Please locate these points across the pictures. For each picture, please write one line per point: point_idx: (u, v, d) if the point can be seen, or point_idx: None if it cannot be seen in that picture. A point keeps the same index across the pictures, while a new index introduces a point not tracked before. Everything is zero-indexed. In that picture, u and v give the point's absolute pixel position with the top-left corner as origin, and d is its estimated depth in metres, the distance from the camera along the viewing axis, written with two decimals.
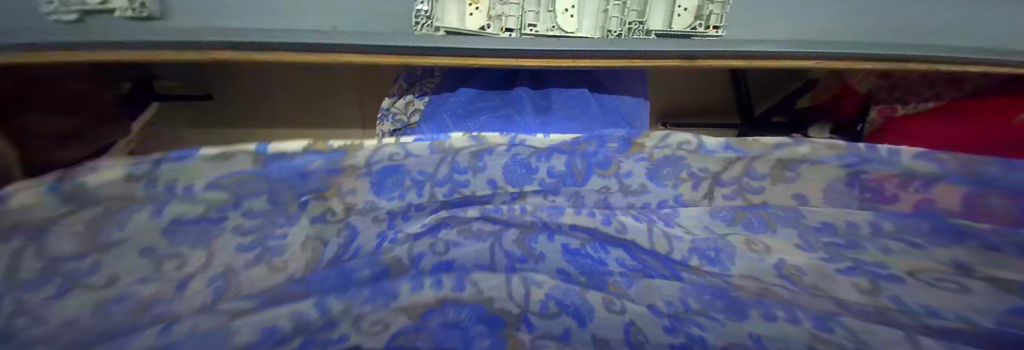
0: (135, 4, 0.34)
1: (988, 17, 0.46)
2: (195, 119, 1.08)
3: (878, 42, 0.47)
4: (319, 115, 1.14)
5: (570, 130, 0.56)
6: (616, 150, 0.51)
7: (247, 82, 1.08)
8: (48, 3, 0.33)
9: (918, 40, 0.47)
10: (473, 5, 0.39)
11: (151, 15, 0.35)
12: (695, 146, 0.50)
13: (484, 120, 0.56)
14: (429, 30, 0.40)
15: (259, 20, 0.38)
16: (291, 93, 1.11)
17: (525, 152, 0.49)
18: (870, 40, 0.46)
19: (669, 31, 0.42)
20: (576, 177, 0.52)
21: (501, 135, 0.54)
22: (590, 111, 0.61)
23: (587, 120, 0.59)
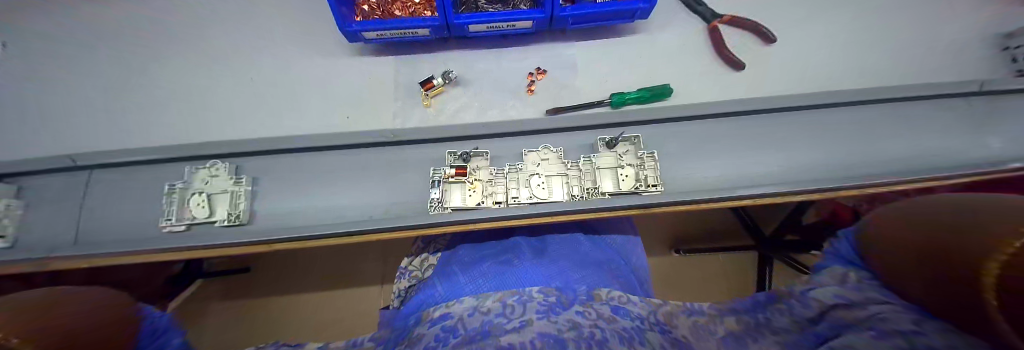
0: (232, 216, 0.52)
1: (880, 150, 0.59)
2: (225, 289, 1.08)
3: (813, 177, 0.56)
4: (336, 275, 1.10)
5: (565, 271, 0.62)
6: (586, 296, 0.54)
7: (273, 263, 1.11)
8: (169, 220, 0.53)
9: (842, 171, 0.57)
10: (471, 189, 0.55)
11: (240, 222, 0.53)
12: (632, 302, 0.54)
13: (487, 267, 0.63)
14: (438, 209, 0.53)
15: (319, 218, 0.53)
16: (311, 262, 1.11)
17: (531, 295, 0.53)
18: (798, 177, 0.56)
19: (620, 190, 0.55)
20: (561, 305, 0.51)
21: (501, 281, 0.60)
22: (583, 252, 0.68)
23: (585, 263, 0.65)
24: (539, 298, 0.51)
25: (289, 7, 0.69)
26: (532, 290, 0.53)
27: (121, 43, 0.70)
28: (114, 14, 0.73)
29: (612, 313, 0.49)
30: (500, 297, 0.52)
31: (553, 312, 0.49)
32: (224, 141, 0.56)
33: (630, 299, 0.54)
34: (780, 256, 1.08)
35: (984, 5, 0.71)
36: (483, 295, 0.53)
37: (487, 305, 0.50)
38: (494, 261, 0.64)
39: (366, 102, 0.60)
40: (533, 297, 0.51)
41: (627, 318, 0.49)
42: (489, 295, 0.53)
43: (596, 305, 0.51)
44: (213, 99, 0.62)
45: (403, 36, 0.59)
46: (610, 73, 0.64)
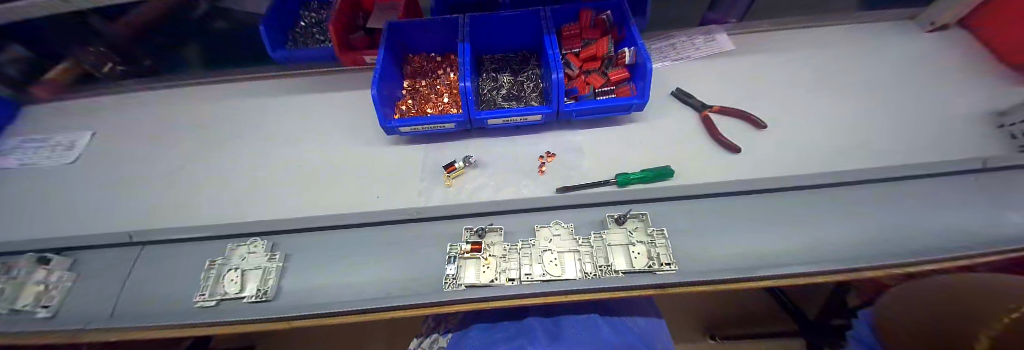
0: (261, 292, 0.54)
1: (900, 226, 0.58)
2: None
3: (838, 255, 0.54)
4: None
5: None
6: None
7: (277, 342, 1.07)
8: (204, 296, 0.56)
9: (866, 247, 0.55)
10: (485, 265, 0.56)
11: (266, 298, 0.54)
12: None
13: None
14: (450, 285, 0.53)
15: (335, 294, 0.54)
16: (316, 343, 1.06)
17: None
18: (820, 255, 0.54)
19: (635, 268, 0.54)
20: None
21: None
22: (601, 337, 0.65)
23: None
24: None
25: (339, 106, 0.84)
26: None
27: (200, 136, 0.84)
28: (199, 114, 0.89)
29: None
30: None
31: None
32: (267, 220, 0.63)
33: None
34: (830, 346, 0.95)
35: (968, 87, 0.75)
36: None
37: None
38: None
39: (394, 184, 0.67)
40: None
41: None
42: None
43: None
44: (264, 182, 0.71)
45: (431, 128, 0.69)
46: (612, 155, 0.71)
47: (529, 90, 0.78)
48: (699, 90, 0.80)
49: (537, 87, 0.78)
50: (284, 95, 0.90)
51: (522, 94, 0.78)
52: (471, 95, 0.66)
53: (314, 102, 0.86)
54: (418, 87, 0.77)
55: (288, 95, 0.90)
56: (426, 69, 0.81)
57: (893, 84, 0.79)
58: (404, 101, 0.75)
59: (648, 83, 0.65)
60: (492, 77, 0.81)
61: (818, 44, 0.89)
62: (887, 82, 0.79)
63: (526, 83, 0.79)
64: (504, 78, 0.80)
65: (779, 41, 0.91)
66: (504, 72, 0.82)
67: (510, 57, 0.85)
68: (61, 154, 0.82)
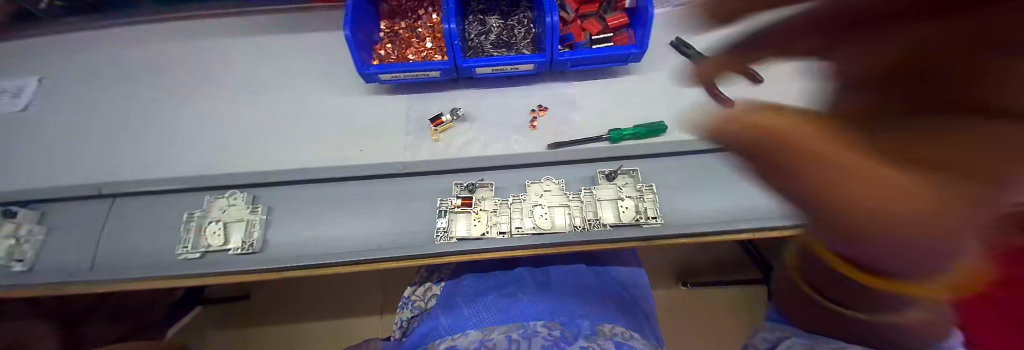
0: (247, 245, 0.54)
1: None
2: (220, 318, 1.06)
3: None
4: (336, 306, 1.07)
5: (568, 304, 0.63)
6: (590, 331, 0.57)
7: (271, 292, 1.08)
8: (186, 248, 0.55)
9: None
10: (476, 219, 0.57)
11: (252, 250, 0.54)
12: (620, 334, 0.58)
13: (490, 299, 0.66)
14: (442, 238, 0.54)
15: (327, 247, 0.55)
16: (310, 294, 1.08)
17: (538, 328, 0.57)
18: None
19: (620, 222, 0.56)
20: (565, 340, 0.54)
21: (504, 315, 0.62)
22: (587, 281, 0.70)
23: (587, 295, 0.66)
24: (544, 334, 0.56)
25: (311, 50, 0.76)
26: (536, 323, 0.58)
27: (156, 81, 0.76)
28: (151, 57, 0.80)
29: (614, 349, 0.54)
30: (507, 329, 0.58)
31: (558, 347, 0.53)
32: (246, 173, 0.60)
33: (628, 334, 0.59)
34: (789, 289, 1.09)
35: None
36: (491, 327, 0.59)
37: (495, 336, 0.56)
38: (499, 293, 0.67)
39: (379, 136, 0.64)
40: (537, 330, 0.56)
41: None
42: (498, 327, 0.59)
43: (599, 340, 0.55)
44: (236, 134, 0.67)
45: (415, 77, 0.65)
46: (605, 110, 0.68)
47: (520, 36, 0.72)
48: None
49: (529, 32, 0.72)
50: (245, 36, 0.80)
51: (513, 41, 0.72)
52: (457, 39, 0.60)
53: (281, 44, 0.77)
54: (398, 29, 0.70)
55: (249, 35, 0.80)
56: (406, 7, 0.72)
57: None
58: (383, 46, 0.68)
59: (649, 31, 0.61)
60: (480, 20, 0.74)
61: None
62: None
63: (517, 28, 0.73)
64: (493, 22, 0.74)
65: None
66: (493, 14, 0.75)
67: None
68: (9, 102, 0.74)
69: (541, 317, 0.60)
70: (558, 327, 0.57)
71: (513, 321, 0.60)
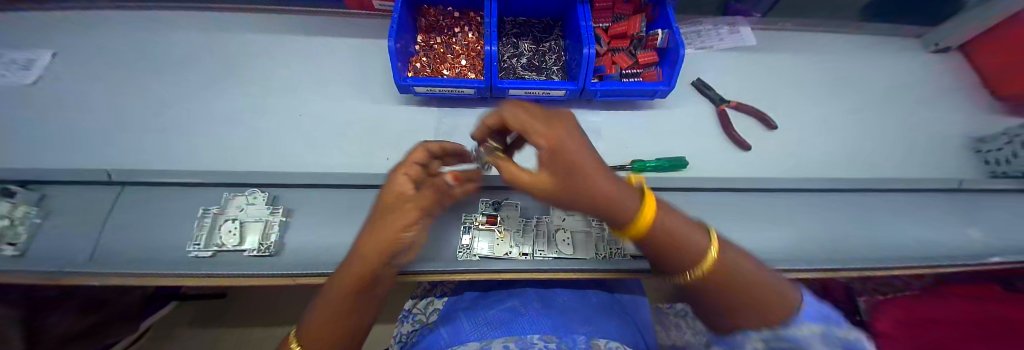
0: (263, 246, 0.53)
1: (876, 234, 0.63)
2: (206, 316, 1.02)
3: (825, 255, 0.59)
4: None
5: (572, 322, 0.59)
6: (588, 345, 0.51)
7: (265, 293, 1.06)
8: (198, 246, 0.54)
9: (844, 250, 0.61)
10: (499, 238, 0.57)
11: (268, 253, 0.53)
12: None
13: (493, 316, 0.61)
14: (464, 255, 0.54)
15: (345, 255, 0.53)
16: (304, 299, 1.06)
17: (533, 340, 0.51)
18: (806, 253, 0.59)
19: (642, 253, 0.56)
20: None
21: (505, 328, 0.57)
22: (593, 305, 0.68)
23: (597, 317, 0.64)
24: (538, 344, 0.50)
25: (343, 54, 0.76)
26: (532, 335, 0.53)
27: (179, 68, 0.75)
28: (177, 44, 0.79)
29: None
30: (502, 340, 0.52)
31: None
32: (269, 173, 0.59)
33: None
34: None
35: (956, 111, 0.81)
36: (486, 340, 0.54)
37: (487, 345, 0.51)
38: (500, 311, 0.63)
39: (404, 146, 0.64)
40: (532, 341, 0.51)
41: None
42: (492, 340, 0.53)
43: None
44: (258, 131, 0.66)
45: (449, 92, 0.65)
46: (628, 141, 0.70)
47: (551, 62, 0.75)
48: (721, 79, 0.78)
49: (559, 60, 0.75)
50: (277, 33, 0.80)
51: (544, 66, 0.74)
52: (496, 61, 0.62)
53: (312, 45, 0.78)
54: (433, 43, 0.71)
55: (282, 33, 0.80)
56: (442, 24, 0.74)
57: (897, 97, 0.81)
58: (419, 58, 0.69)
59: (680, 67, 0.64)
60: (513, 43, 0.76)
61: (840, 45, 0.88)
62: (892, 95, 0.81)
63: (548, 55, 0.76)
64: (526, 46, 0.76)
65: (805, 36, 0.88)
66: (525, 39, 0.77)
67: (532, 23, 0.79)
68: (17, 73, 0.72)
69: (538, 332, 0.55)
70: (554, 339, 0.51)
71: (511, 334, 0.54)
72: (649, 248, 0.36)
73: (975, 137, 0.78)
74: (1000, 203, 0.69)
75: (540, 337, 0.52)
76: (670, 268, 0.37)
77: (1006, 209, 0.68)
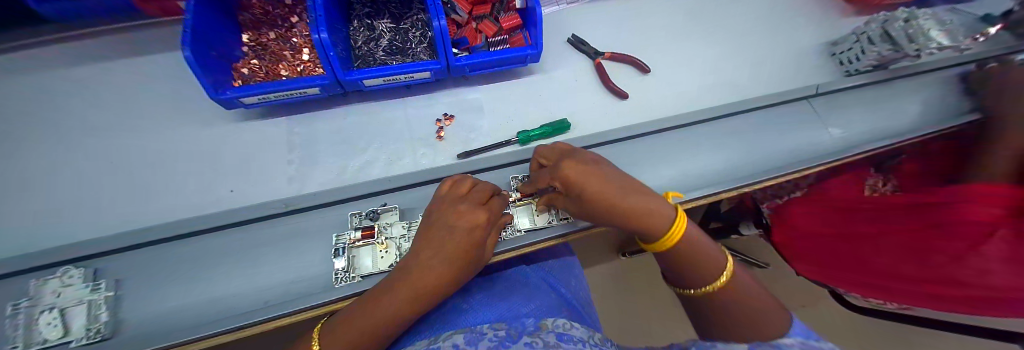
0: (90, 331, 0.44)
1: (753, 152, 0.67)
2: None
3: (709, 182, 0.62)
4: None
5: (515, 307, 0.57)
6: (535, 325, 0.50)
7: None
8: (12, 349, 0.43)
9: (726, 173, 0.64)
10: (382, 250, 0.50)
11: (100, 337, 0.44)
12: (573, 331, 0.50)
13: (432, 318, 0.55)
14: (338, 281, 0.47)
15: (206, 315, 0.46)
16: None
17: (486, 327, 0.48)
18: (692, 185, 0.62)
19: (535, 226, 0.53)
20: (511, 337, 0.45)
21: (448, 325, 0.51)
22: (529, 286, 0.68)
23: (536, 296, 0.64)
24: (489, 332, 0.46)
25: (167, 79, 0.64)
26: (482, 325, 0.49)
27: None
28: None
29: (558, 341, 0.45)
30: (451, 334, 0.47)
31: (502, 346, 0.42)
32: (90, 239, 0.49)
33: (575, 325, 0.52)
34: None
35: (814, 18, 0.86)
36: (435, 337, 0.48)
37: (433, 343, 0.45)
38: (440, 308, 0.57)
39: (257, 170, 0.56)
40: (483, 331, 0.47)
41: (572, 343, 0.45)
42: (439, 336, 0.48)
43: (542, 335, 0.46)
44: (65, 193, 0.53)
45: (291, 96, 0.56)
46: (513, 113, 0.68)
47: (415, 41, 0.67)
48: (595, 31, 0.76)
49: (424, 35, 0.68)
50: (67, 70, 0.64)
51: (407, 46, 0.67)
52: (332, 50, 0.52)
53: (126, 76, 0.64)
54: (266, 41, 0.62)
55: (78, 68, 0.64)
56: (273, 16, 0.64)
57: (760, 18, 0.85)
58: (248, 63, 0.59)
59: (541, 30, 0.60)
60: (366, 24, 0.67)
61: None
62: (754, 17, 0.85)
63: (411, 32, 0.68)
64: (383, 26, 0.68)
65: None
66: (381, 18, 0.68)
67: None
68: None
69: (487, 322, 0.51)
70: (503, 326, 0.49)
71: (456, 326, 0.50)
72: (674, 263, 0.43)
73: (830, 41, 0.85)
74: (852, 98, 0.76)
75: (492, 324, 0.49)
76: (693, 282, 0.43)
77: (858, 103, 0.76)
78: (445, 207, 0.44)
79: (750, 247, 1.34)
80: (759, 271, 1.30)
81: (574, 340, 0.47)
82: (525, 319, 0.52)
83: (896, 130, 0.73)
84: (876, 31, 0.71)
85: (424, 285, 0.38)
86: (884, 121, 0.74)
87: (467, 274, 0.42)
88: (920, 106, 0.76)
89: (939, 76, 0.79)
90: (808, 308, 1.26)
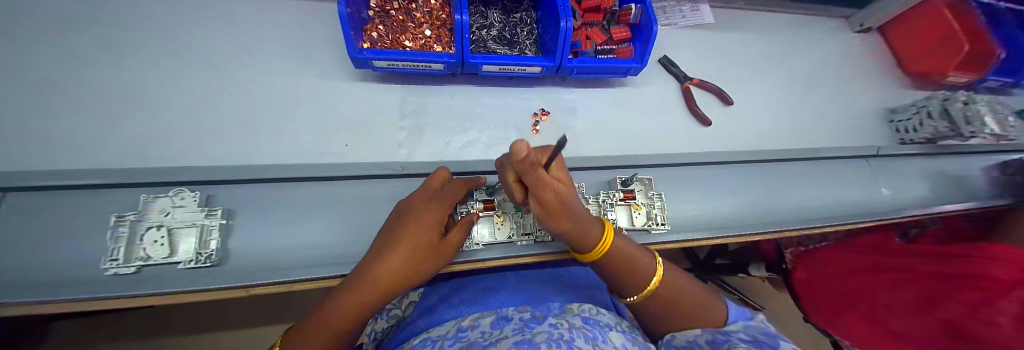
0: (202, 257, 0.44)
1: (813, 198, 0.72)
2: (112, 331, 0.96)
3: (775, 219, 0.67)
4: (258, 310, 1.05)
5: (546, 294, 0.59)
6: (559, 310, 0.51)
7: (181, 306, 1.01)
8: (114, 261, 0.42)
9: (789, 213, 0.69)
10: (499, 223, 0.54)
11: (209, 263, 0.45)
12: (604, 318, 0.52)
13: (467, 295, 0.59)
14: (465, 245, 0.51)
15: (311, 259, 0.47)
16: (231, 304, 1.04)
17: (510, 311, 0.50)
18: (758, 219, 0.67)
19: (633, 226, 0.58)
20: (533, 318, 0.47)
21: (479, 305, 0.54)
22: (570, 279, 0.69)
23: (578, 288, 0.65)
24: (516, 315, 0.48)
25: (285, 28, 0.65)
26: (508, 308, 0.51)
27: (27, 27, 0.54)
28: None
29: (583, 322, 0.46)
30: (478, 315, 0.50)
31: (527, 327, 0.44)
32: (203, 166, 0.49)
33: (600, 311, 0.53)
34: (712, 277, 1.32)
35: (875, 86, 0.93)
36: (464, 316, 0.51)
37: (462, 324, 0.48)
38: (477, 288, 0.60)
39: (367, 131, 0.58)
40: (509, 314, 0.49)
41: (597, 325, 0.47)
42: (467, 316, 0.51)
43: (568, 316, 0.48)
44: (175, 116, 0.54)
45: (414, 67, 0.58)
46: (602, 118, 0.71)
47: (523, 36, 0.70)
48: (683, 58, 0.80)
49: (533, 33, 0.71)
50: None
51: (515, 39, 0.70)
52: (467, 33, 0.55)
53: (242, 16, 0.65)
54: (389, 9, 0.64)
55: None
56: None
57: (829, 74, 0.90)
58: (375, 27, 0.61)
59: (651, 47, 0.63)
60: (481, 12, 0.70)
61: (786, 27, 0.94)
62: (824, 73, 0.90)
63: (521, 26, 0.71)
64: (495, 16, 0.70)
65: (756, 16, 0.93)
66: (495, 8, 0.71)
67: None
68: None
69: (515, 305, 0.53)
70: (527, 309, 0.51)
71: (482, 308, 0.53)
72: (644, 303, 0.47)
73: (887, 109, 0.91)
74: (907, 164, 0.81)
75: (518, 308, 0.51)
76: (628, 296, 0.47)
77: (911, 169, 0.81)
78: (426, 199, 0.44)
79: (757, 287, 1.42)
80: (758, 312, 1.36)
81: (597, 324, 0.48)
82: (550, 305, 0.53)
83: (934, 203, 0.79)
84: (937, 107, 0.77)
85: (435, 248, 0.42)
86: (929, 192, 0.80)
87: (438, 262, 0.43)
88: (958, 184, 0.83)
89: (978, 159, 0.86)
90: None
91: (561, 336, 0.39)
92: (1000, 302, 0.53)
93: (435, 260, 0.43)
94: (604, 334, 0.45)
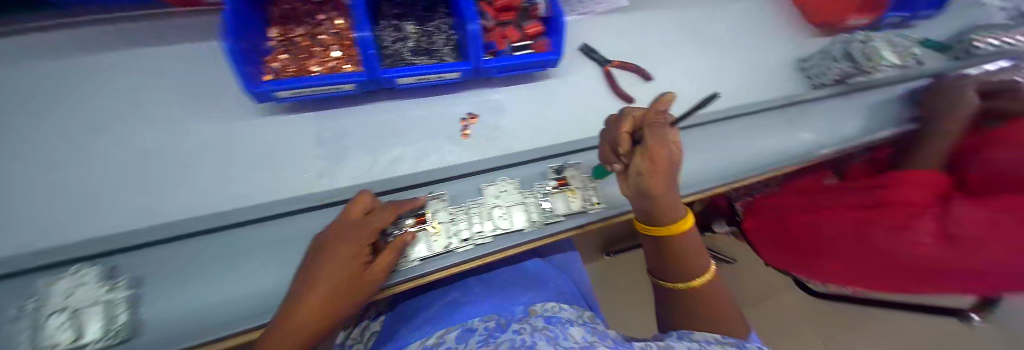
0: (108, 335, 0.40)
1: (743, 153, 0.76)
2: None
3: (709, 180, 0.70)
4: None
5: (513, 297, 0.59)
6: (524, 314, 0.51)
7: None
8: None
9: (722, 171, 0.73)
10: (433, 235, 0.52)
11: (118, 340, 0.40)
12: (563, 313, 0.54)
13: (432, 313, 0.57)
14: (401, 263, 0.50)
15: (237, 312, 0.44)
16: None
17: (477, 322, 0.50)
18: (695, 182, 0.69)
19: (571, 210, 0.58)
20: (499, 327, 0.47)
21: (445, 321, 0.53)
22: (534, 276, 0.70)
23: (537, 283, 0.66)
24: (480, 325, 0.48)
25: (183, 74, 0.62)
26: (473, 319, 0.51)
27: None
28: None
29: (546, 323, 0.47)
30: (443, 332, 0.49)
31: (492, 338, 0.44)
32: (102, 236, 0.45)
33: (563, 307, 0.56)
34: None
35: (785, 40, 0.99)
36: (430, 335, 0.50)
37: (427, 343, 0.47)
38: (441, 303, 0.59)
39: (286, 167, 0.56)
40: (475, 325, 0.49)
41: (559, 323, 0.48)
42: (432, 335, 0.49)
43: (531, 319, 0.49)
44: (64, 187, 0.49)
45: (323, 91, 0.56)
46: (532, 112, 0.71)
47: (440, 43, 0.70)
48: (603, 41, 0.83)
49: (449, 38, 0.70)
50: (59, 58, 0.58)
51: (432, 47, 0.69)
52: (371, 48, 0.54)
53: (135, 68, 0.61)
54: (292, 37, 0.62)
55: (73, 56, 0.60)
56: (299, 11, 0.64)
57: (741, 36, 0.95)
58: (277, 57, 0.59)
59: (562, 37, 0.65)
60: (392, 25, 0.69)
61: None
62: (737, 35, 0.95)
63: (436, 33, 0.70)
64: (408, 27, 0.70)
65: None
66: (407, 19, 0.71)
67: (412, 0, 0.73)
68: None
69: (481, 315, 0.53)
70: (493, 317, 0.50)
71: (448, 324, 0.51)
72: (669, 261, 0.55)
73: (799, 59, 0.98)
74: (822, 106, 0.87)
75: (484, 318, 0.51)
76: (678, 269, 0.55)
77: (827, 110, 0.87)
78: (343, 231, 0.43)
79: (726, 245, 1.48)
80: (731, 268, 1.43)
81: (561, 323, 0.48)
82: (514, 309, 0.54)
83: (852, 137, 0.85)
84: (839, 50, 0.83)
85: (354, 280, 0.41)
86: (847, 128, 0.86)
87: (363, 292, 0.42)
88: (871, 116, 0.89)
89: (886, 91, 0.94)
90: (776, 302, 1.40)
91: (525, 341, 0.39)
92: (919, 223, 0.55)
93: (356, 292, 0.41)
94: (568, 330, 0.46)
